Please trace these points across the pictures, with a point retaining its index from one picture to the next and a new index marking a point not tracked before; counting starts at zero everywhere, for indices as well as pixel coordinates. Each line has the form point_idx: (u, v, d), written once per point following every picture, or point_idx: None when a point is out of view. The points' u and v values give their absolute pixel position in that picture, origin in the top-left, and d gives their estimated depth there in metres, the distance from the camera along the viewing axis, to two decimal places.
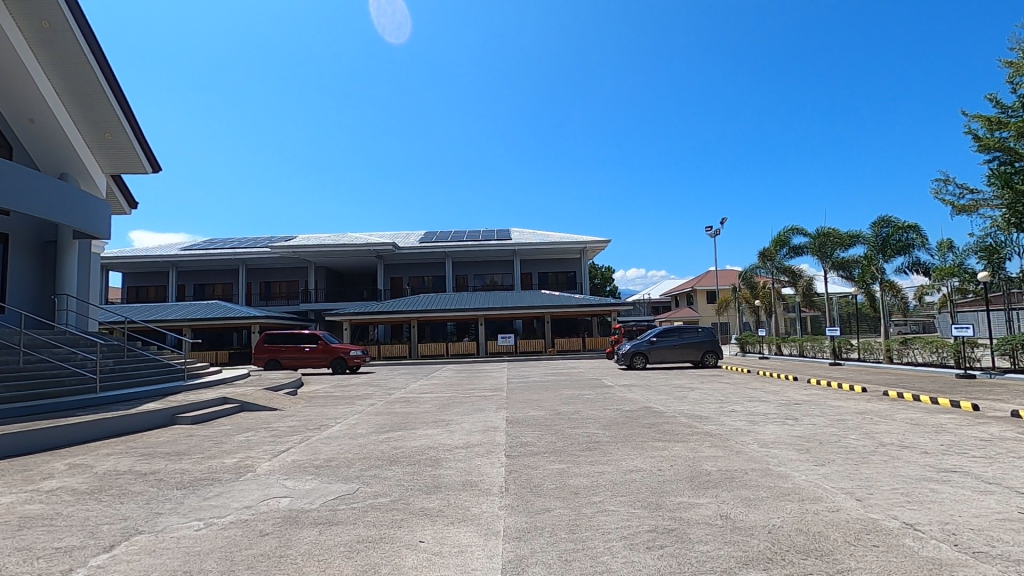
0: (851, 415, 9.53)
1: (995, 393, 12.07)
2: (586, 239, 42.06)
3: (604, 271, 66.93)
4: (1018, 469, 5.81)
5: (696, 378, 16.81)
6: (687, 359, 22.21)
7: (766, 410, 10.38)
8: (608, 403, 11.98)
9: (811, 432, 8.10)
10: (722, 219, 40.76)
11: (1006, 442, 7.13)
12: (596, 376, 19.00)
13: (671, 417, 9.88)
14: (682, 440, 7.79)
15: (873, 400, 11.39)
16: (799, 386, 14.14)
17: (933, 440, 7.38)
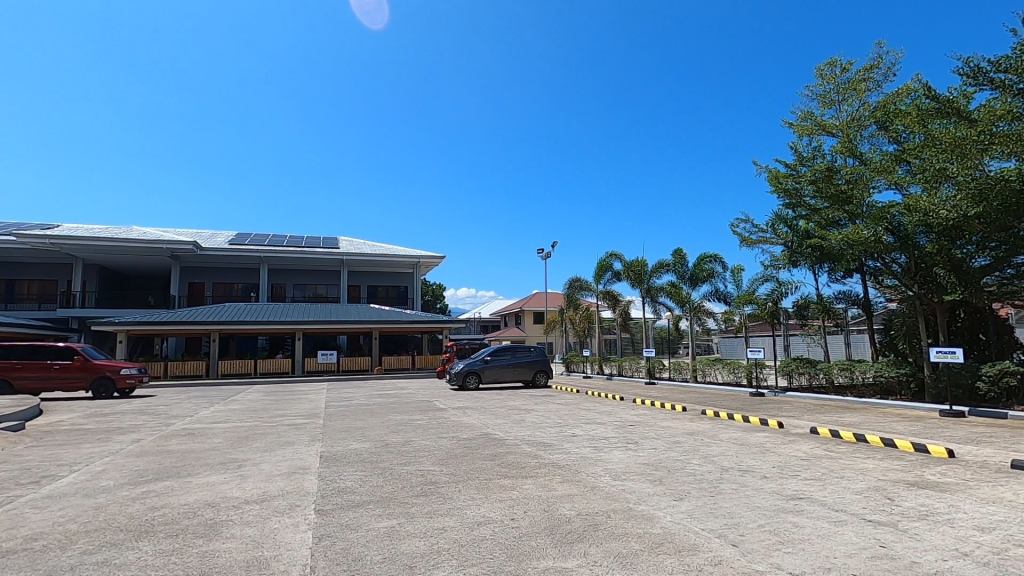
0: (683, 437, 9.58)
1: (786, 410, 13.46)
2: (420, 253, 40.62)
3: (434, 288, 66.22)
4: (849, 492, 5.92)
5: (528, 399, 16.39)
6: (519, 379, 21.98)
7: (605, 434, 10.04)
8: (442, 430, 10.72)
9: (656, 459, 7.76)
10: (552, 243, 42.76)
11: (822, 461, 7.51)
12: (427, 399, 17.60)
13: (512, 446, 8.94)
14: (531, 476, 6.85)
15: (695, 419, 11.87)
16: (627, 406, 14.47)
17: (764, 462, 7.50)
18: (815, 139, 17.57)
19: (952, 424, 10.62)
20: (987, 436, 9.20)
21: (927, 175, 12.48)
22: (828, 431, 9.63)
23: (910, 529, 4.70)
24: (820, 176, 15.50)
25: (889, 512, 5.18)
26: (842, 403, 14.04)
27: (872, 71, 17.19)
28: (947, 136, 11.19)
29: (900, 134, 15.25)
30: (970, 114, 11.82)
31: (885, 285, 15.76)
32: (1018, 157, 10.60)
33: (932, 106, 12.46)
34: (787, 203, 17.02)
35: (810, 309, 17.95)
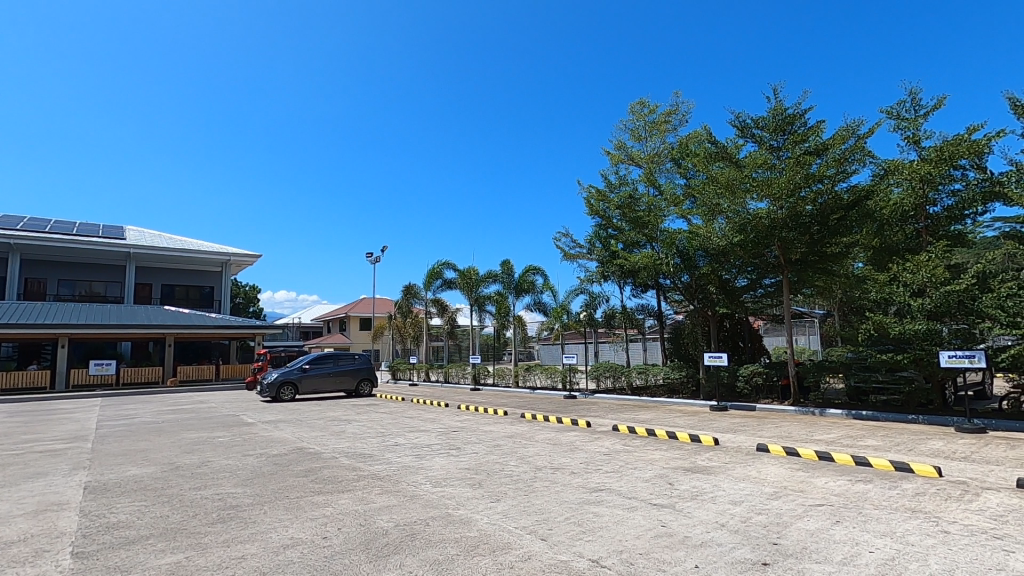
0: (503, 440, 9.98)
1: (594, 410, 14.86)
2: (232, 251, 36.50)
3: (247, 290, 59.96)
4: (640, 480, 6.73)
5: (350, 409, 15.63)
6: (341, 389, 20.89)
7: (428, 441, 10.01)
8: (248, 446, 9.67)
9: (476, 463, 7.95)
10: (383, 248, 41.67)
11: (620, 454, 8.43)
12: (232, 412, 15.77)
13: (329, 459, 8.43)
14: (348, 490, 6.52)
15: (515, 423, 12.47)
16: (452, 413, 14.64)
17: (573, 458, 8.16)
18: (626, 168, 19.91)
19: (718, 417, 12.72)
20: (741, 426, 11.22)
21: (706, 208, 14.84)
22: (626, 427, 10.85)
23: (684, 508, 5.50)
24: (627, 201, 17.56)
25: (670, 496, 6.01)
26: (639, 402, 15.94)
27: (671, 116, 20.08)
28: (721, 177, 13.44)
29: (688, 171, 17.96)
30: (738, 160, 14.39)
31: (674, 300, 18.27)
32: (768, 199, 13.11)
33: (712, 150, 14.88)
34: (599, 222, 18.92)
35: (616, 319, 20.12)
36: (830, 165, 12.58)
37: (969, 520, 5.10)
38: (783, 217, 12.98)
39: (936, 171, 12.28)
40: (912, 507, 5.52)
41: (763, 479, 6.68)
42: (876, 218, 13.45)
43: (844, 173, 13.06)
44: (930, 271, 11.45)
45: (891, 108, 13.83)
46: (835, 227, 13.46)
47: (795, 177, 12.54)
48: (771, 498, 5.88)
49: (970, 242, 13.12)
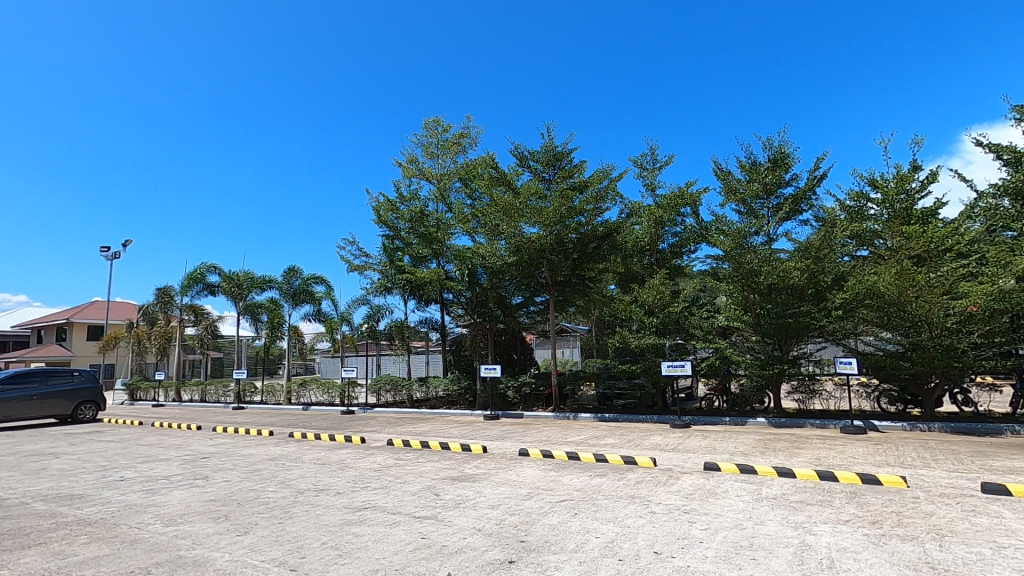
0: (263, 464, 9.05)
1: (371, 425, 14.49)
2: None
3: None
4: (407, 494, 6.73)
5: (60, 440, 12.51)
6: (51, 415, 16.55)
7: (166, 472, 8.55)
8: None
9: (225, 492, 7.04)
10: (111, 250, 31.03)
11: (390, 469, 8.34)
12: None
13: (16, 507, 6.59)
14: (39, 543, 5.17)
15: (280, 443, 11.44)
16: (204, 437, 12.78)
17: (340, 478, 7.80)
18: (418, 183, 20.14)
19: (490, 425, 13.52)
20: (508, 433, 12.09)
21: (489, 230, 15.81)
22: (401, 441, 10.78)
23: (446, 517, 5.66)
24: (415, 214, 17.66)
25: (434, 506, 6.13)
26: (418, 415, 16.07)
27: (463, 138, 20.95)
28: (501, 202, 14.51)
29: (474, 192, 18.89)
30: (516, 187, 15.68)
31: (456, 314, 18.92)
32: (539, 226, 14.51)
33: (495, 175, 15.98)
34: (387, 232, 18.71)
35: (399, 332, 20.01)
36: (588, 201, 14.49)
37: (670, 500, 6.27)
38: (551, 242, 14.49)
39: (664, 215, 15.71)
40: (632, 494, 6.57)
41: (519, 482, 7.27)
42: (623, 250, 15.98)
43: (600, 209, 15.13)
44: (656, 295, 14.00)
45: (637, 159, 16.60)
46: (591, 255, 15.37)
47: (561, 208, 14.15)
48: (524, 498, 6.42)
49: (685, 274, 16.38)
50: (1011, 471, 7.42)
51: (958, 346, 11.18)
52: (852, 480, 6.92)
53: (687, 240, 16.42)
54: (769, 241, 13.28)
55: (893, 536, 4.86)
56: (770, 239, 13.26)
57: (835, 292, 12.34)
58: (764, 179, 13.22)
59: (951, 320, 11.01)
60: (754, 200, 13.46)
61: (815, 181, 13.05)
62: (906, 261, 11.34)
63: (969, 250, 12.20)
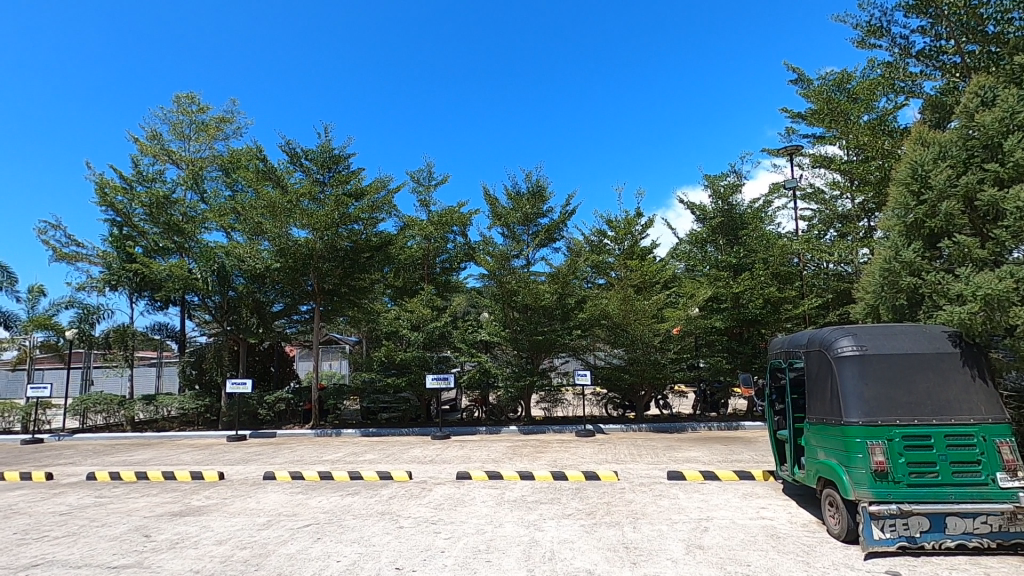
0: None
1: (66, 457, 11.55)
2: None
3: None
4: (103, 540, 5.49)
5: None
6: None
7: None
8: None
9: None
10: None
11: (84, 511, 6.72)
12: None
13: None
14: None
15: None
16: None
17: (2, 529, 5.98)
18: (161, 165, 17.10)
19: (233, 448, 11.98)
20: (254, 455, 10.87)
21: (249, 228, 14.18)
22: (107, 474, 8.80)
23: (153, 563, 4.76)
24: (153, 200, 14.86)
25: (139, 551, 5.10)
26: (139, 440, 13.37)
27: (224, 122, 18.55)
28: (266, 198, 13.25)
29: (234, 184, 16.84)
30: (285, 186, 14.43)
31: (200, 320, 16.41)
32: (309, 229, 13.59)
33: (260, 169, 14.49)
34: (112, 218, 15.42)
35: (121, 339, 16.52)
36: (363, 209, 14.13)
37: (419, 513, 6.33)
38: (321, 247, 13.67)
39: (436, 232, 16.26)
40: (382, 511, 6.46)
41: (259, 510, 6.54)
42: (397, 263, 15.97)
43: (374, 219, 14.86)
44: (424, 309, 14.28)
45: (414, 174, 16.82)
46: (364, 265, 14.87)
47: (334, 213, 13.51)
48: (261, 528, 5.79)
49: (455, 290, 17.10)
50: (688, 460, 9.41)
51: (660, 360, 13.84)
52: (578, 478, 7.94)
53: (457, 258, 17.25)
54: (528, 264, 14.66)
55: (602, 523, 5.70)
56: (528, 262, 14.67)
57: (577, 312, 14.17)
58: (527, 208, 14.64)
59: (658, 339, 13.62)
60: (517, 226, 14.77)
61: (567, 215, 14.92)
62: (629, 289, 13.68)
63: (671, 284, 15.28)
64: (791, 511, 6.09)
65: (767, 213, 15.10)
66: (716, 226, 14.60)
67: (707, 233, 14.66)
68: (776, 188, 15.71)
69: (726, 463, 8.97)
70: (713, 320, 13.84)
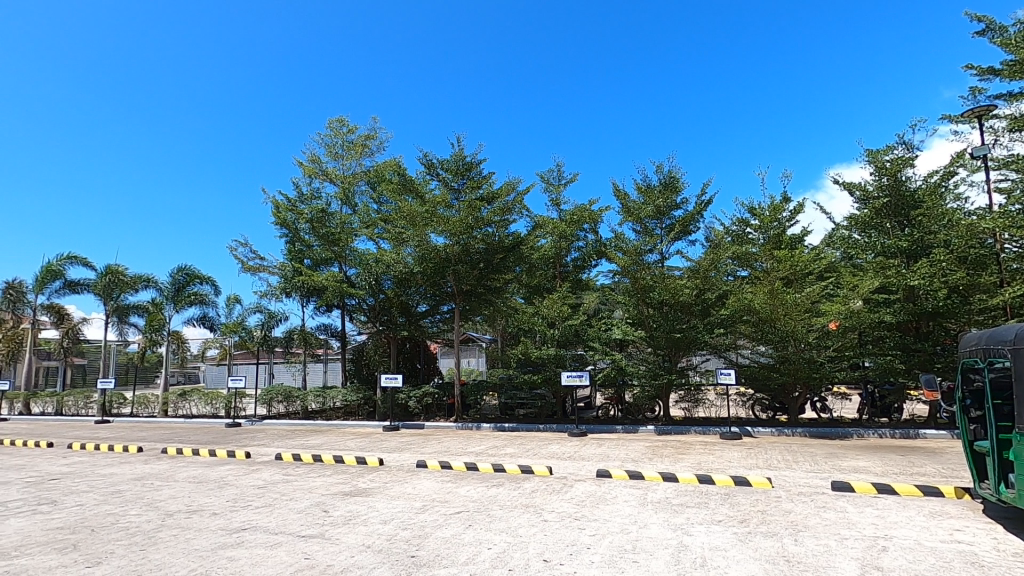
0: (127, 484, 8.12)
1: (259, 439, 13.53)
2: None
3: None
4: (292, 512, 6.35)
5: None
6: None
7: (3, 498, 7.40)
8: None
9: (78, 519, 6.24)
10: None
11: (276, 486, 7.83)
12: None
13: None
14: None
15: (150, 461, 10.32)
16: (57, 455, 11.19)
17: (218, 497, 7.19)
18: (320, 184, 19.30)
19: (389, 437, 13.15)
20: (407, 444, 11.82)
21: (394, 237, 15.47)
22: (290, 456, 10.14)
23: (333, 535, 5.40)
24: (316, 217, 16.84)
25: (321, 524, 5.83)
26: (312, 427, 15.22)
27: (369, 140, 20.39)
28: (409, 209, 14.30)
29: (381, 197, 18.46)
30: (424, 194, 15.45)
31: (358, 321, 18.23)
32: (446, 235, 14.41)
33: (402, 182, 15.71)
34: (285, 233, 17.75)
35: (296, 338, 18.93)
36: (496, 213, 14.68)
37: (562, 508, 6.43)
38: (458, 251, 14.45)
39: (567, 230, 16.35)
40: (526, 503, 6.66)
41: (415, 495, 7.11)
42: (529, 262, 16.39)
43: (507, 221, 15.38)
44: (558, 308, 14.45)
45: (544, 174, 17.08)
46: (498, 266, 15.50)
47: (469, 218, 14.18)
48: (418, 511, 6.30)
49: (586, 288, 17.10)
50: (855, 469, 8.43)
51: (817, 359, 12.56)
52: (727, 483, 7.50)
53: (588, 255, 17.20)
54: (662, 259, 14.14)
55: (758, 533, 5.33)
56: (663, 257, 14.15)
57: (716, 308, 13.35)
58: (659, 201, 14.15)
59: (813, 336, 12.39)
60: (649, 220, 14.34)
61: (703, 206, 14.13)
62: (776, 282, 12.62)
63: (827, 275, 13.79)
64: (997, 536, 5.18)
65: (950, 187, 12.97)
66: (882, 207, 12.86)
67: (870, 216, 12.96)
68: (960, 158, 13.45)
69: (905, 476, 7.88)
70: (881, 313, 12.22)
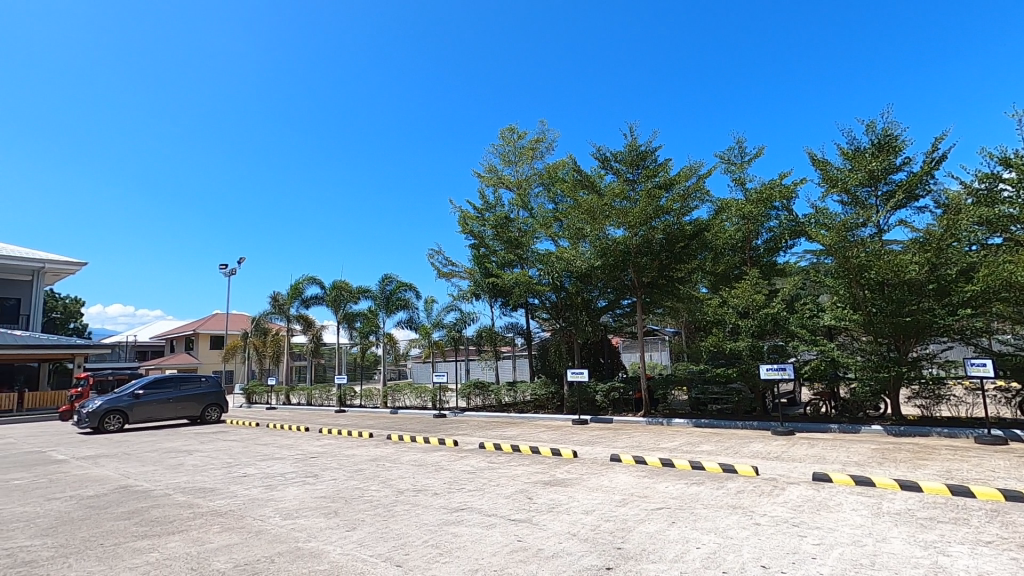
0: (366, 464, 9.59)
1: (462, 428, 14.90)
2: (44, 257, 29.65)
3: (70, 304, 50.90)
4: (501, 497, 6.86)
5: (195, 438, 13.95)
6: (184, 417, 18.01)
7: (282, 470, 9.29)
8: (55, 490, 8.28)
9: (334, 490, 7.55)
10: (229, 268, 33.60)
11: (484, 472, 8.54)
12: (38, 450, 13.14)
13: (161, 498, 7.56)
14: (180, 531, 5.86)
15: (380, 445, 12.04)
16: (313, 438, 13.68)
17: (437, 479, 8.10)
18: (499, 191, 20.53)
19: (579, 430, 13.44)
20: (598, 438, 11.96)
21: (571, 234, 15.76)
22: (492, 445, 10.96)
23: (540, 521, 5.70)
24: (499, 222, 17.96)
25: (528, 510, 6.20)
26: (507, 419, 16.24)
27: (540, 143, 21.08)
28: (585, 205, 14.41)
29: (555, 197, 18.98)
30: (599, 189, 15.45)
31: (541, 318, 18.96)
32: (625, 227, 14.21)
33: (576, 179, 15.93)
34: (472, 241, 19.27)
35: (486, 337, 20.38)
36: (674, 200, 14.08)
37: (776, 512, 5.90)
38: (637, 243, 14.19)
39: (756, 211, 14.86)
40: (733, 504, 6.27)
41: (613, 488, 7.16)
42: (713, 249, 15.40)
43: (686, 207, 14.65)
44: (751, 296, 13.28)
45: (724, 153, 15.90)
46: (680, 255, 14.85)
47: (647, 208, 13.80)
48: (619, 505, 6.32)
49: (781, 273, 15.49)
50: None
51: None
52: (994, 497, 6.15)
53: (783, 236, 15.44)
54: (879, 232, 12.18)
55: None
56: (879, 230, 12.16)
57: (962, 285, 11.04)
58: (871, 165, 12.17)
59: None
60: (859, 189, 12.46)
61: (932, 164, 11.80)
62: None
63: None
64: None
65: None
66: None
67: None
68: None
69: None
70: None
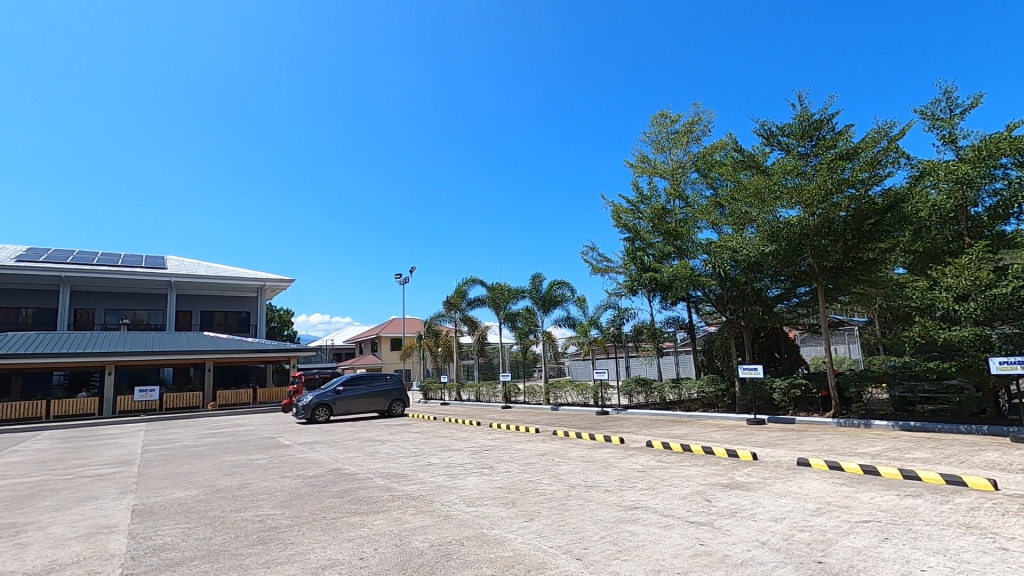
0: (535, 458, 9.93)
1: (627, 426, 14.65)
2: (265, 276, 35.74)
3: (284, 314, 60.63)
4: (677, 497, 6.61)
5: (385, 429, 15.67)
6: (374, 410, 20.39)
7: (461, 461, 10.02)
8: (286, 469, 9.93)
9: (510, 482, 7.94)
10: (403, 277, 37.41)
11: (655, 471, 8.31)
12: (270, 436, 15.87)
13: (365, 481, 8.63)
14: (384, 510, 6.64)
15: (547, 440, 12.37)
16: (484, 432, 14.53)
17: (607, 476, 8.08)
18: (652, 181, 19.87)
19: (756, 431, 12.40)
20: (780, 439, 10.92)
21: (736, 218, 14.64)
22: (661, 444, 10.61)
23: (723, 526, 5.38)
24: (654, 214, 17.37)
25: (707, 513, 5.89)
26: (674, 417, 15.60)
27: (694, 126, 19.95)
28: (751, 186, 13.29)
29: (715, 181, 17.81)
30: (766, 167, 14.14)
31: (705, 312, 17.92)
32: (800, 206, 12.83)
33: (738, 159, 14.77)
34: (627, 234, 18.92)
35: (646, 332, 19.81)
36: (861, 170, 12.33)
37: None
38: (816, 224, 12.71)
39: (972, 173, 12.30)
40: (965, 523, 5.28)
41: (805, 495, 6.48)
42: (914, 222, 13.17)
43: (877, 177, 12.73)
44: (973, 275, 10.93)
45: (923, 109, 13.53)
46: (871, 233, 12.95)
47: (827, 182, 12.28)
48: (814, 514, 5.70)
49: (1012, 245, 12.71)
50: None
51: None
52: None
53: (1014, 201, 12.48)
54: None
55: None
56: None
57: None
58: None
59: None
60: None
61: None
62: None
63: None
64: None
65: None
66: None
67: None
68: None
69: None
70: None
